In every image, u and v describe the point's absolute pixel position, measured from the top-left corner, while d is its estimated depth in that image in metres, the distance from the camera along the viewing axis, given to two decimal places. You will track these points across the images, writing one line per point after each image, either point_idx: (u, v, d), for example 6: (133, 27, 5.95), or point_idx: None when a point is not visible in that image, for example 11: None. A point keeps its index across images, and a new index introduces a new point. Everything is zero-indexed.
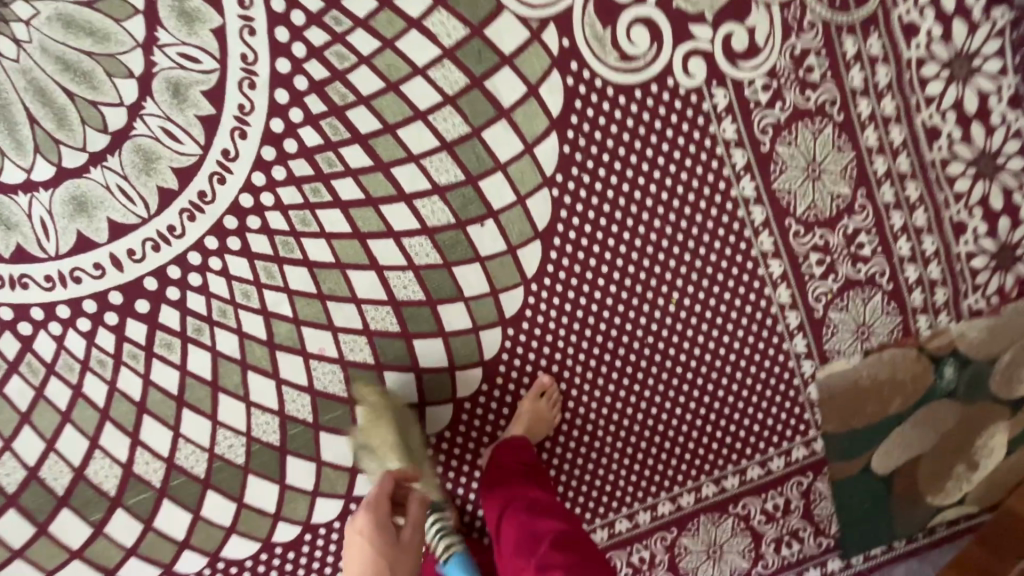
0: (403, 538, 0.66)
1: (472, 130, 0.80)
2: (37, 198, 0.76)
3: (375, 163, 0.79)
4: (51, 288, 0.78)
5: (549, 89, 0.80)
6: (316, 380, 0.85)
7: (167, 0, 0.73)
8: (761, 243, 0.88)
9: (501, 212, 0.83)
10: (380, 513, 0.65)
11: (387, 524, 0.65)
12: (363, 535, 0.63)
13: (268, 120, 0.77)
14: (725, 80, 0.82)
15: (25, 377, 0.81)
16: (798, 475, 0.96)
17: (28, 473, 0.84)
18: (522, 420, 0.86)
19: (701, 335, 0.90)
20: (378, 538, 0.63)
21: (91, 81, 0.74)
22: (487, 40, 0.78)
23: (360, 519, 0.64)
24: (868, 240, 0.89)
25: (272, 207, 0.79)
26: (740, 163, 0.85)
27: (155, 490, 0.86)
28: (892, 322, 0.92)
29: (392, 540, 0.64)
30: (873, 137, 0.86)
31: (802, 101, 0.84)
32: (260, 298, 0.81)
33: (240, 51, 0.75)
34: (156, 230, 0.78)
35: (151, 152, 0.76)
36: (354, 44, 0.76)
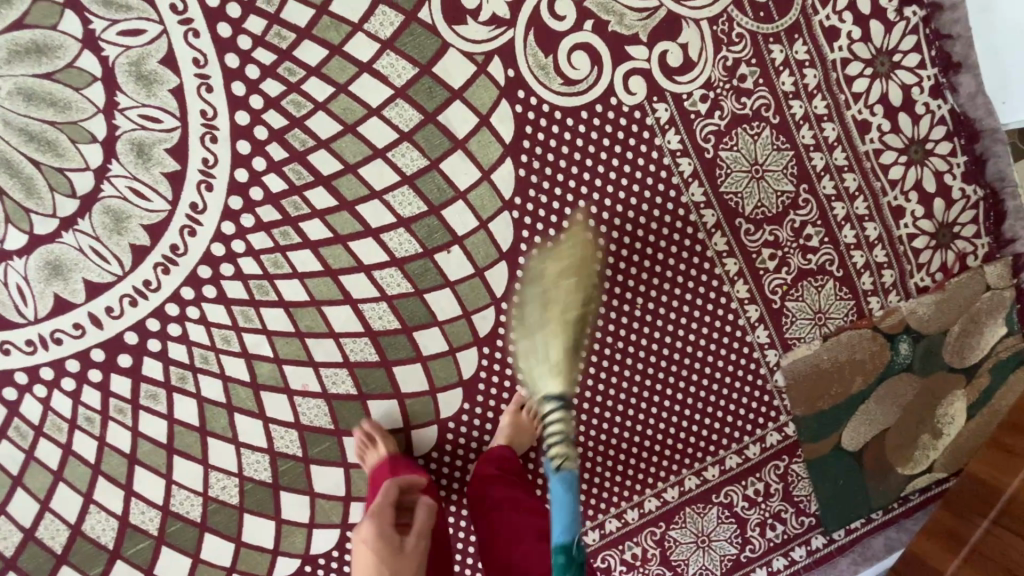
0: (407, 547, 0.69)
1: (430, 162, 0.84)
2: (12, 265, 0.78)
3: (340, 203, 0.83)
4: (34, 351, 0.80)
5: (500, 117, 0.84)
6: (302, 415, 0.88)
7: (124, 66, 0.76)
8: (715, 244, 0.92)
9: (466, 238, 0.86)
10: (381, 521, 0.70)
11: (388, 531, 0.69)
12: (367, 542, 0.67)
13: (233, 170, 0.80)
14: (665, 95, 0.87)
15: (15, 441, 0.82)
16: (774, 460, 1.00)
17: (27, 534, 0.85)
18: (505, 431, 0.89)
19: (668, 335, 0.94)
20: (380, 544, 0.67)
21: (55, 149, 0.76)
22: (436, 77, 0.82)
23: (365, 529, 0.69)
24: (815, 232, 0.94)
25: (243, 253, 0.82)
26: (687, 171, 0.90)
27: (154, 538, 0.88)
28: (846, 306, 0.97)
29: (396, 546, 0.68)
30: (809, 135, 0.92)
31: (739, 108, 0.89)
32: (240, 341, 0.84)
33: (200, 108, 0.78)
34: (133, 286, 0.80)
35: (120, 212, 0.78)
36: (309, 92, 0.80)
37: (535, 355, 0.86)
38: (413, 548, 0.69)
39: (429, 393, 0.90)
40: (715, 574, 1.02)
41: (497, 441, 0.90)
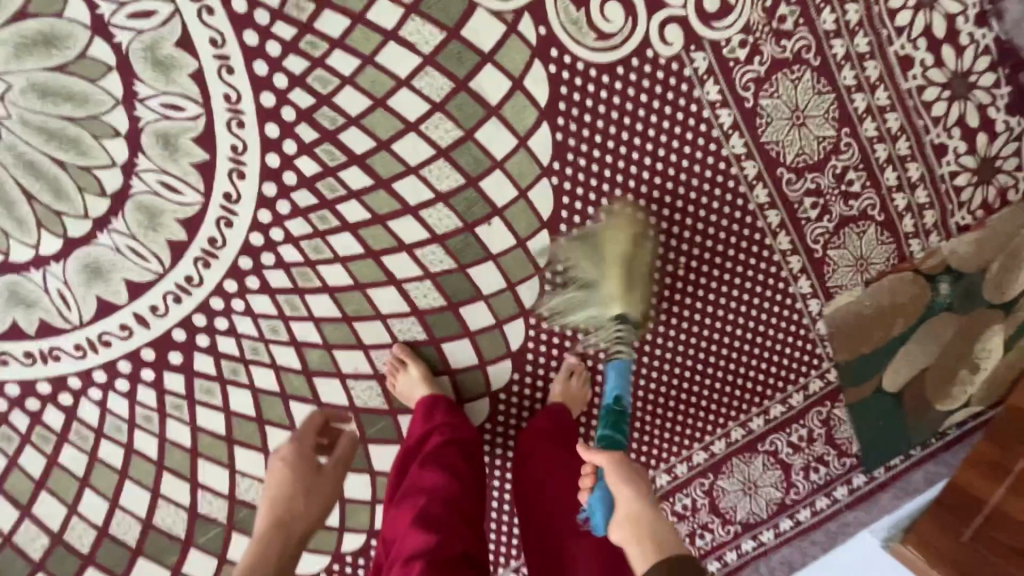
0: (323, 470, 0.77)
1: (464, 133, 0.80)
2: (51, 271, 0.76)
3: (376, 182, 0.80)
4: (84, 355, 0.80)
5: (534, 80, 0.80)
6: (357, 398, 0.88)
7: (137, 52, 0.71)
8: (756, 197, 0.91)
9: (506, 209, 0.84)
10: (302, 452, 0.78)
11: (308, 455, 0.78)
12: (285, 460, 0.76)
13: (263, 156, 0.77)
14: (702, 43, 0.83)
15: (76, 445, 0.83)
16: (817, 406, 1.02)
17: (100, 532, 0.86)
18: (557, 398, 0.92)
19: (712, 293, 0.94)
20: (296, 465, 0.76)
21: (79, 147, 0.73)
22: (465, 41, 0.77)
23: (285, 449, 0.78)
24: (857, 176, 0.92)
25: (283, 241, 0.80)
26: (727, 123, 0.87)
27: (223, 525, 0.89)
28: (888, 250, 0.96)
29: (312, 468, 0.76)
30: (851, 76, 0.88)
31: (779, 52, 0.85)
32: (288, 330, 0.83)
33: (223, 91, 0.74)
34: (175, 283, 0.79)
35: (153, 208, 0.76)
36: (333, 66, 0.75)
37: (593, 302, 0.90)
38: (329, 473, 0.77)
39: (478, 365, 0.92)
40: (762, 516, 1.06)
41: (552, 400, 0.92)
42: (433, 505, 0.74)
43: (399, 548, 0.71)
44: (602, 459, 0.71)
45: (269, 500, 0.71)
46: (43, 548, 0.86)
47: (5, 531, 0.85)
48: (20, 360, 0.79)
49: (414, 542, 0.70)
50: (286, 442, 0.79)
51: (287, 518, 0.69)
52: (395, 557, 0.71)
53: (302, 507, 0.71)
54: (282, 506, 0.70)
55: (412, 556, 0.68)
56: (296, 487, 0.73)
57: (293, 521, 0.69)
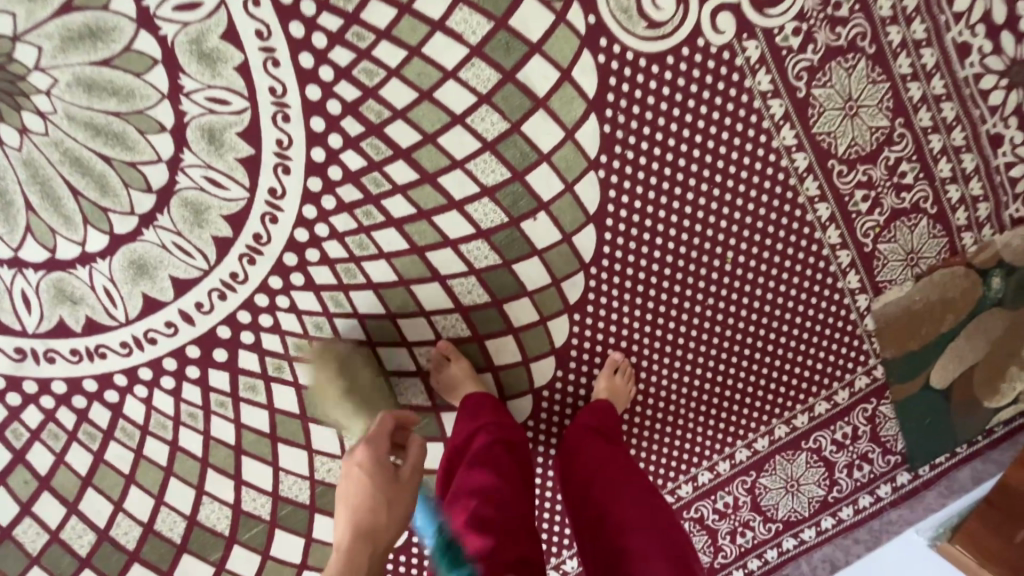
0: (400, 476, 0.67)
1: (511, 126, 0.79)
2: (96, 268, 0.76)
3: (421, 176, 0.78)
4: (129, 353, 0.79)
5: (582, 70, 0.78)
6: (400, 394, 0.90)
7: (183, 44, 0.70)
8: (806, 189, 0.88)
9: (551, 203, 0.83)
10: (378, 454, 0.67)
11: (385, 461, 0.67)
12: (361, 464, 0.66)
13: (309, 150, 0.75)
14: (755, 31, 0.80)
15: (122, 442, 0.83)
16: (863, 403, 1.00)
17: (145, 528, 0.87)
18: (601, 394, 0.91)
19: (759, 288, 0.92)
20: (375, 471, 0.65)
21: (124, 142, 0.72)
22: (513, 31, 0.75)
23: (359, 452, 0.67)
24: (910, 168, 0.90)
25: (328, 237, 0.79)
26: (778, 113, 0.84)
27: (266, 522, 0.88)
28: (939, 244, 0.94)
29: (389, 476, 0.66)
30: (907, 64, 0.85)
31: (833, 39, 0.82)
32: (333, 327, 0.83)
33: (268, 84, 0.72)
34: (220, 279, 0.78)
35: (198, 204, 0.75)
36: (380, 58, 0.73)
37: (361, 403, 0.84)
38: (407, 481, 0.67)
39: (521, 361, 0.90)
40: (803, 515, 1.04)
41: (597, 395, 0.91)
42: (486, 507, 0.72)
43: None
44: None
45: (351, 511, 0.62)
46: (89, 544, 0.86)
47: (53, 528, 0.85)
48: (67, 357, 0.79)
49: (472, 545, 0.67)
50: (359, 444, 0.68)
51: (377, 531, 0.62)
52: (450, 559, 0.70)
53: (387, 521, 0.63)
54: (367, 519, 0.62)
55: (471, 560, 0.66)
56: (378, 499, 0.64)
57: (383, 534, 0.62)
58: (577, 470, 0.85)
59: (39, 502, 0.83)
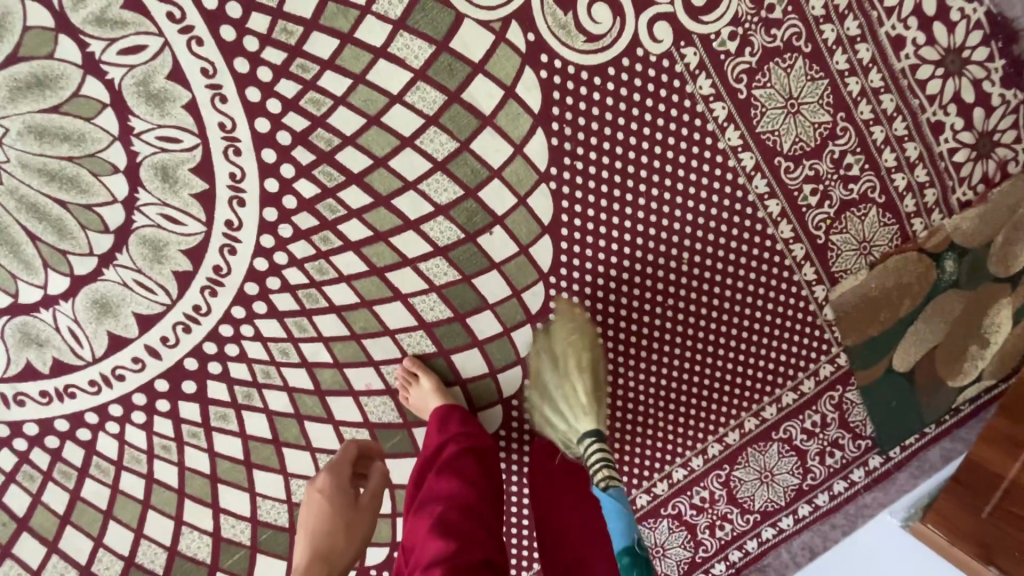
0: (359, 502, 0.74)
1: (460, 144, 0.80)
2: (60, 309, 0.77)
3: (375, 200, 0.80)
4: (99, 391, 0.81)
5: (526, 86, 0.80)
6: (371, 414, 0.89)
7: (131, 87, 0.72)
8: (756, 187, 0.91)
9: (506, 217, 0.85)
10: (337, 480, 0.75)
11: (344, 486, 0.75)
12: (321, 490, 0.73)
13: (262, 181, 0.77)
14: (691, 38, 0.83)
15: (98, 478, 0.84)
16: (829, 391, 1.02)
17: (126, 562, 0.88)
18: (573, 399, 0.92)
19: (717, 287, 0.94)
20: (335, 494, 0.73)
21: (79, 185, 0.74)
22: (455, 53, 0.77)
23: (320, 479, 0.75)
24: (855, 160, 0.92)
25: (287, 264, 0.80)
26: (722, 115, 0.87)
27: (248, 547, 0.90)
28: (890, 232, 0.96)
29: (347, 501, 0.73)
30: (843, 60, 0.87)
31: (769, 41, 0.85)
32: (299, 352, 0.84)
33: (218, 120, 0.74)
34: (184, 313, 0.80)
35: (156, 240, 0.77)
36: (325, 88, 0.75)
37: (553, 407, 0.92)
38: (366, 506, 0.74)
39: (489, 373, 0.93)
40: (780, 504, 1.07)
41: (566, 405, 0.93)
42: (451, 513, 0.75)
43: (418, 556, 0.72)
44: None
45: (310, 532, 0.68)
46: None
47: (35, 567, 0.86)
48: (37, 399, 0.80)
49: (432, 551, 0.70)
50: (322, 473, 0.76)
51: (332, 553, 0.67)
52: (413, 565, 0.72)
53: (344, 543, 0.68)
54: (323, 543, 0.68)
55: (431, 564, 0.68)
56: (337, 520, 0.70)
57: (338, 556, 0.67)
58: (540, 487, 0.91)
59: (18, 543, 0.85)
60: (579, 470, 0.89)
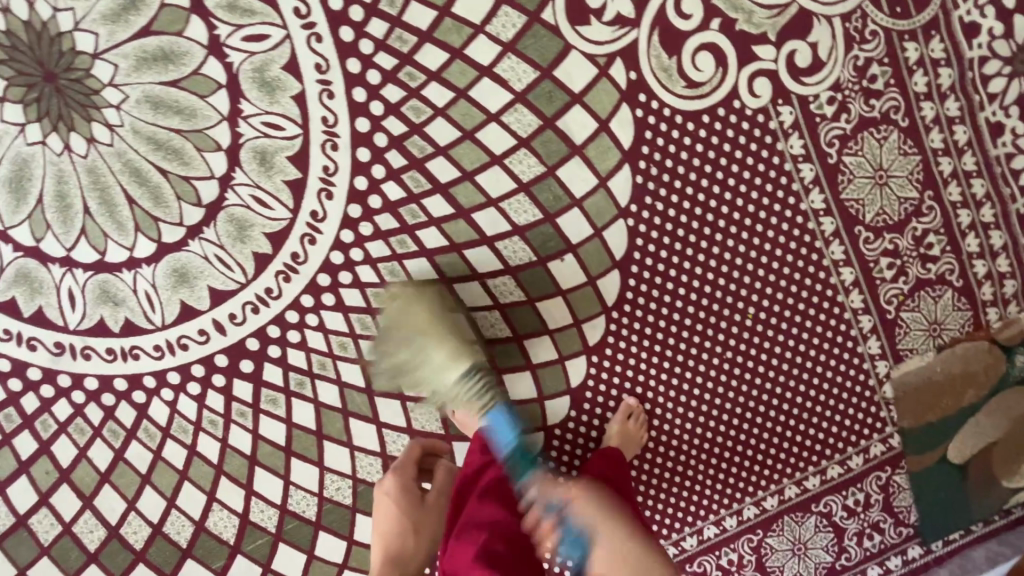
0: (426, 501, 0.83)
1: (547, 169, 0.81)
2: (141, 273, 0.79)
3: (457, 211, 0.81)
4: (161, 356, 0.82)
5: (620, 122, 0.81)
6: (414, 420, 0.88)
7: (247, 72, 0.75)
8: (832, 252, 0.89)
9: (580, 246, 0.85)
10: (405, 485, 0.82)
11: (410, 486, 0.82)
12: (389, 494, 0.81)
13: (352, 178, 0.79)
14: (790, 97, 0.83)
15: (143, 442, 0.85)
16: (877, 471, 0.99)
17: (154, 529, 0.88)
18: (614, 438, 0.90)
19: (778, 346, 0.92)
20: (401, 496, 0.81)
21: (182, 157, 0.76)
22: (558, 81, 0.79)
23: (387, 483, 0.82)
24: (937, 240, 0.90)
25: (362, 261, 0.81)
26: (808, 177, 0.86)
27: (272, 534, 0.89)
28: (963, 317, 0.94)
29: (415, 504, 0.81)
30: (938, 139, 0.86)
31: (867, 110, 0.85)
32: (357, 348, 0.85)
33: (321, 114, 0.76)
34: (255, 293, 0.81)
35: (243, 220, 0.79)
36: (429, 97, 0.78)
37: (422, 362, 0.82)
38: (431, 506, 0.83)
39: (536, 399, 0.92)
40: None
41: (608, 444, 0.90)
42: (496, 543, 0.76)
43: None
44: (562, 492, 0.72)
45: (384, 535, 0.78)
46: (99, 540, 0.87)
47: (66, 520, 0.86)
48: (102, 355, 0.81)
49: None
50: (389, 475, 0.82)
51: (403, 555, 0.78)
52: None
53: (413, 544, 0.79)
54: (396, 539, 0.78)
55: None
56: (405, 526, 0.79)
57: (408, 557, 0.79)
58: None
59: (56, 493, 0.85)
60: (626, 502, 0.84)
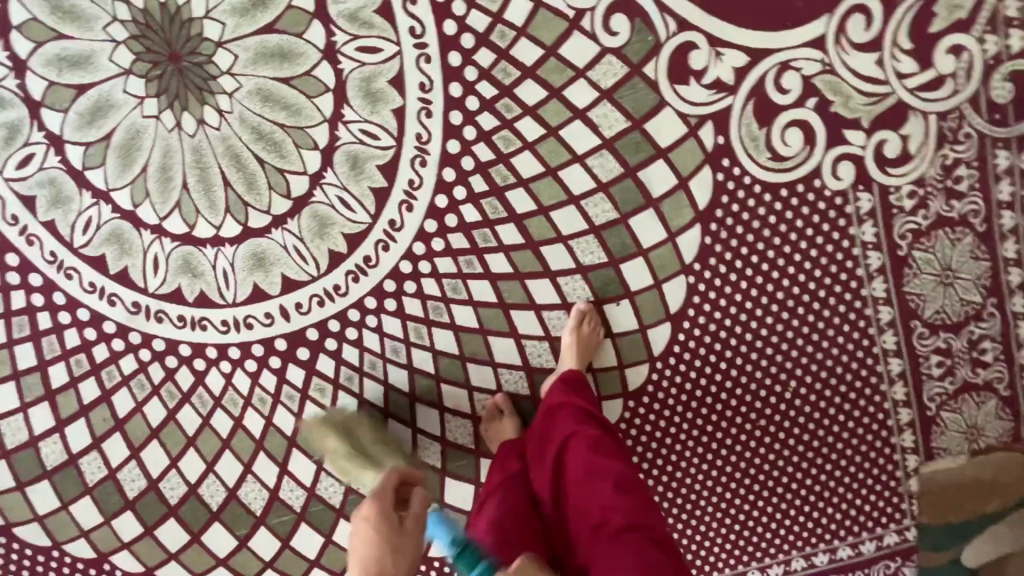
0: (405, 527, 0.67)
1: (620, 216, 0.83)
2: (223, 251, 0.83)
3: (526, 242, 0.84)
4: (226, 331, 0.86)
5: (699, 183, 0.83)
6: (449, 432, 0.93)
7: (355, 81, 0.78)
8: (884, 341, 0.90)
9: (637, 293, 0.87)
10: (382, 507, 0.67)
11: (386, 512, 0.67)
12: (367, 518, 0.66)
13: (434, 196, 0.82)
14: (871, 184, 0.84)
15: (195, 407, 0.89)
16: (888, 560, 0.99)
17: (189, 489, 0.92)
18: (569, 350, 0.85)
19: (812, 422, 0.93)
20: (376, 521, 0.66)
21: (280, 150, 0.80)
22: (647, 133, 0.81)
23: (366, 505, 0.68)
24: (992, 347, 0.90)
25: (428, 274, 0.84)
26: (874, 265, 0.87)
27: (295, 513, 0.93)
28: (1003, 427, 0.93)
29: (393, 530, 0.66)
30: (1012, 249, 0.86)
31: (946, 210, 0.85)
32: (408, 354, 0.88)
33: (416, 131, 0.79)
34: (324, 288, 0.85)
35: (326, 218, 0.82)
36: (520, 131, 0.80)
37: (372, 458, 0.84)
38: (411, 534, 0.67)
39: None
40: None
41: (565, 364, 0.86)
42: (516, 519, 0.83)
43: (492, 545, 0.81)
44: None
45: (359, 565, 0.64)
46: (138, 490, 0.92)
47: (112, 466, 0.92)
48: (172, 321, 0.86)
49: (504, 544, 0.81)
50: (369, 499, 0.68)
51: None
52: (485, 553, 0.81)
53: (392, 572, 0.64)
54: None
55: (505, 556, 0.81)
56: (382, 554, 0.64)
57: None
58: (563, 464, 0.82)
59: (108, 440, 0.91)
60: (618, 475, 0.78)
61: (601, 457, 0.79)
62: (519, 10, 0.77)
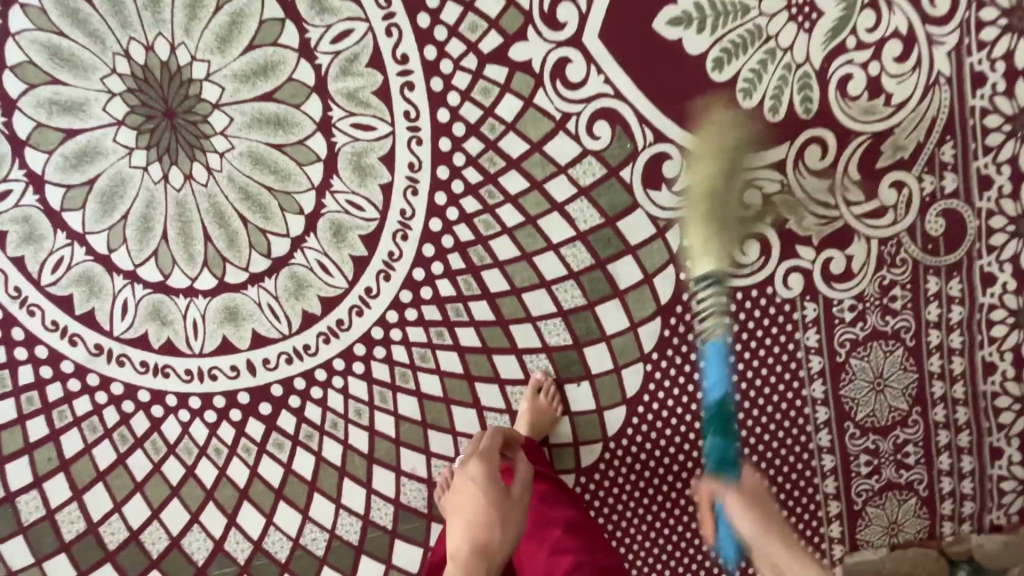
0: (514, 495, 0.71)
1: (588, 303, 0.87)
2: (195, 302, 0.84)
3: (497, 319, 0.87)
4: (189, 380, 0.87)
5: (662, 281, 0.87)
6: (403, 494, 0.90)
7: (347, 154, 0.81)
8: (819, 438, 0.97)
9: (597, 376, 0.91)
10: (489, 473, 0.72)
11: (495, 475, 0.72)
12: (473, 479, 0.72)
13: (412, 269, 0.85)
14: (817, 295, 0.91)
15: (147, 452, 0.89)
16: None
17: (130, 535, 0.91)
18: (525, 416, 0.88)
19: None
20: (485, 482, 0.71)
21: (265, 211, 0.82)
22: (618, 231, 0.85)
23: (473, 468, 0.74)
24: (914, 450, 0.98)
25: (398, 341, 0.86)
26: (816, 367, 0.94)
27: (239, 565, 0.92)
28: (921, 524, 1.00)
29: (502, 495, 0.70)
30: (936, 363, 0.94)
31: (881, 324, 0.92)
32: (370, 417, 0.88)
33: (401, 207, 0.83)
34: (294, 346, 0.86)
35: (303, 280, 0.84)
36: (501, 216, 0.84)
37: None
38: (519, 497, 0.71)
39: None
40: None
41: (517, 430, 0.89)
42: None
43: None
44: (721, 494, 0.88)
45: (466, 525, 0.68)
46: (77, 532, 0.91)
47: (52, 506, 0.90)
48: (135, 366, 0.86)
49: None
50: (475, 461, 0.74)
51: (488, 547, 0.66)
52: None
53: (500, 537, 0.67)
54: (479, 540, 0.66)
55: None
56: (489, 515, 0.68)
57: (494, 550, 0.66)
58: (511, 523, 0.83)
59: (51, 480, 0.90)
60: (568, 519, 0.80)
61: (550, 507, 0.81)
62: (510, 106, 0.81)
